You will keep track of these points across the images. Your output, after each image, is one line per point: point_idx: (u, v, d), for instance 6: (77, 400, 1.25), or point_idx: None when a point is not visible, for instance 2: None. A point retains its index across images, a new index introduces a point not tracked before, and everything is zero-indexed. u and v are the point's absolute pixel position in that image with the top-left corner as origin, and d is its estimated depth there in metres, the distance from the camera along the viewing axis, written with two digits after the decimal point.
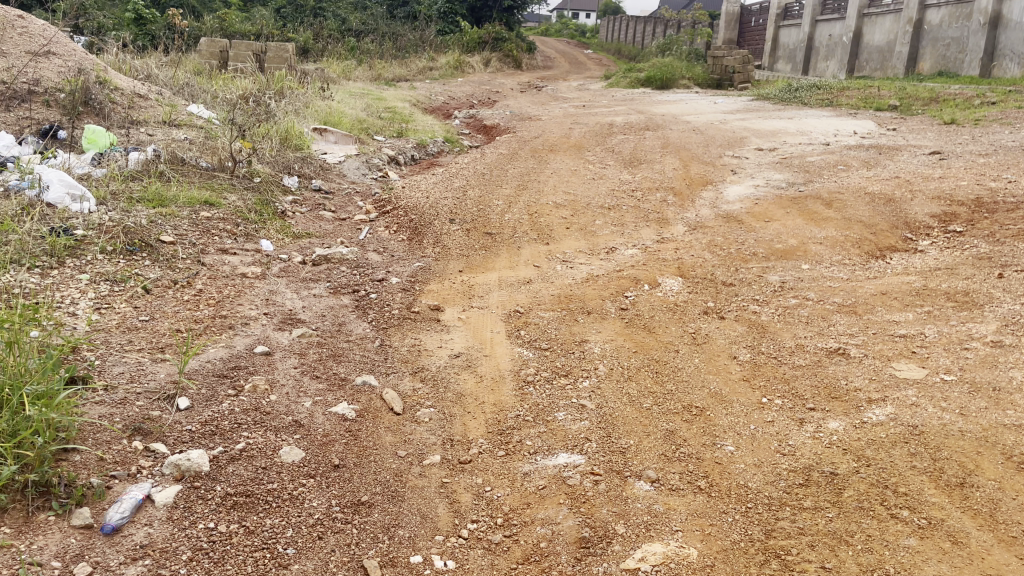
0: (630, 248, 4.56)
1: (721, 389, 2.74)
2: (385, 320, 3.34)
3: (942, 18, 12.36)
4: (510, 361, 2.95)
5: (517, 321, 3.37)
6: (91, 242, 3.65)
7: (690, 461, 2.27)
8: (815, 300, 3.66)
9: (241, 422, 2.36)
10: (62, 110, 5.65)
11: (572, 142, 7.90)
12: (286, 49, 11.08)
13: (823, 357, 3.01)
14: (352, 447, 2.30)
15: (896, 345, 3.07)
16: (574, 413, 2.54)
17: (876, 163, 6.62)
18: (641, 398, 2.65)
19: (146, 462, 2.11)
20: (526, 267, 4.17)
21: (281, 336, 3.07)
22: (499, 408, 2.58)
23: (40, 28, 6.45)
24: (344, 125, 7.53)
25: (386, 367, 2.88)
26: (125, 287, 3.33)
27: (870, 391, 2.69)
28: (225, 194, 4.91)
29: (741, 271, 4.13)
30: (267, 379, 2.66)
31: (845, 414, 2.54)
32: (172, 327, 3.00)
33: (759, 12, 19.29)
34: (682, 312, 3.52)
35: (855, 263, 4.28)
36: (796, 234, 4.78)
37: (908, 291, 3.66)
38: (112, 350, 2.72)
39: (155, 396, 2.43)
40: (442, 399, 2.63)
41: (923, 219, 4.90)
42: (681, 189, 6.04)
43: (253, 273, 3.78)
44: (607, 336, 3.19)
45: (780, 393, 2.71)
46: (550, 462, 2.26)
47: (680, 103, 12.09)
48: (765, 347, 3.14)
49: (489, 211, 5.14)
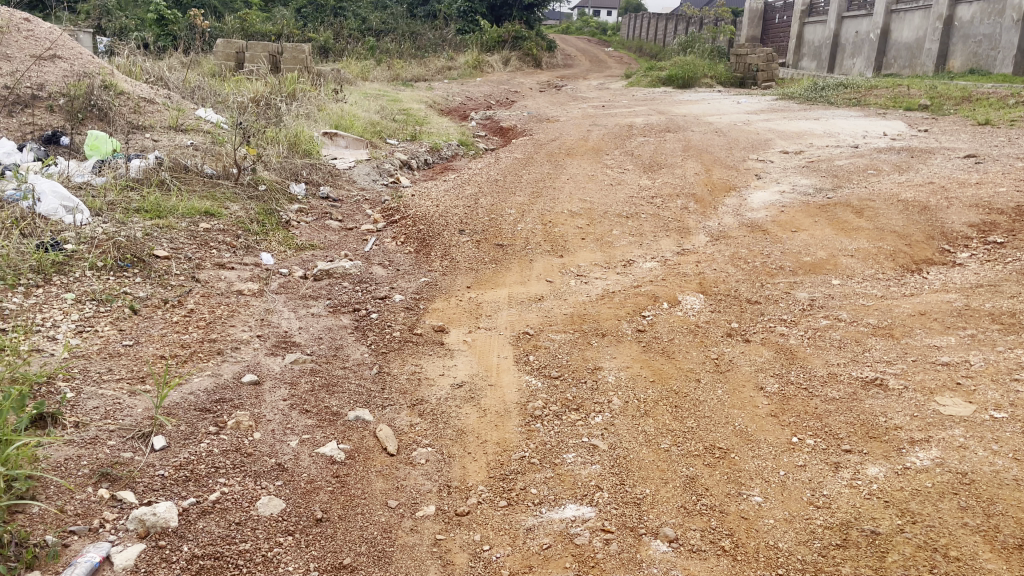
0: (649, 261, 4.32)
1: (747, 426, 2.51)
2: (385, 344, 3.13)
3: (974, 15, 11.98)
4: (516, 393, 2.72)
5: (526, 344, 3.15)
6: (81, 257, 3.47)
7: (713, 515, 2.04)
8: (848, 321, 3.40)
9: (220, 466, 2.16)
10: (65, 116, 5.50)
11: (590, 145, 7.66)
12: (302, 50, 10.91)
13: (859, 389, 2.76)
14: (338, 497, 2.09)
15: (938, 375, 2.81)
16: (584, 454, 2.32)
17: (908, 167, 6.34)
18: (659, 437, 2.41)
19: (110, 514, 1.91)
20: (538, 282, 3.95)
21: (273, 362, 2.87)
22: (502, 449, 2.36)
23: (46, 31, 6.32)
24: (356, 129, 7.34)
25: (383, 399, 2.66)
26: (112, 308, 3.13)
27: (912, 430, 2.44)
28: (227, 204, 4.72)
29: (767, 287, 3.88)
30: (253, 415, 2.45)
31: (885, 458, 2.30)
32: (157, 352, 2.80)
33: (783, 10, 18.90)
34: (704, 334, 3.28)
35: (889, 278, 4.01)
36: (825, 246, 4.52)
37: (949, 312, 3.40)
38: (88, 380, 2.52)
39: (128, 435, 2.23)
40: (441, 437, 2.42)
41: (961, 229, 4.62)
42: (702, 196, 5.79)
43: (249, 291, 3.59)
44: (622, 363, 2.96)
45: (812, 432, 2.47)
46: (556, 516, 2.04)
47: (703, 103, 11.77)
48: (795, 376, 2.89)
49: (501, 221, 4.91)
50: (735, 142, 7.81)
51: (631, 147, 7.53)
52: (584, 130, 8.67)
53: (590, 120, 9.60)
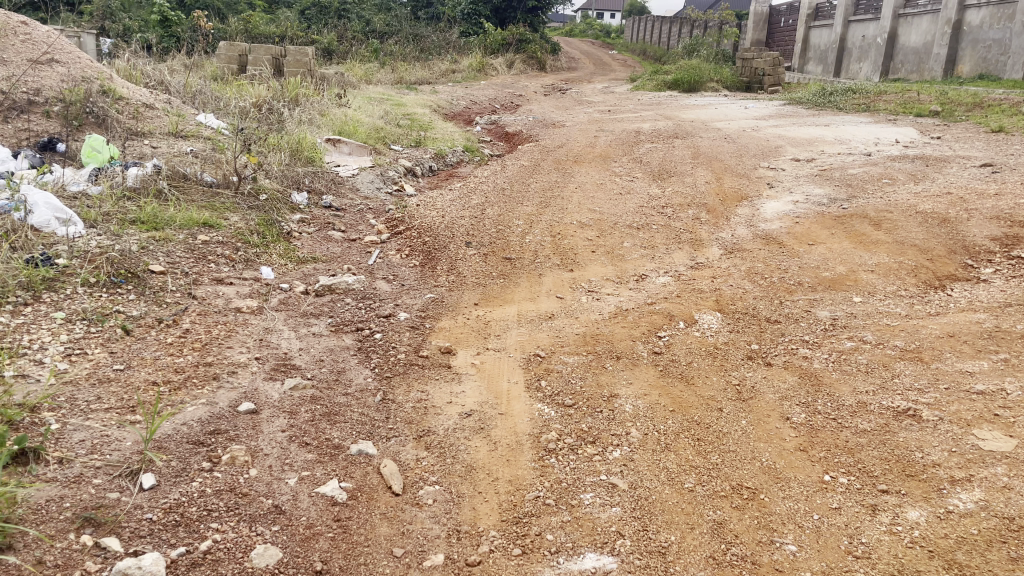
0: (662, 276, 4.17)
1: (775, 462, 2.36)
2: (389, 367, 2.98)
3: (983, 19, 11.82)
4: (528, 423, 2.58)
5: (537, 368, 2.99)
6: (72, 272, 3.32)
7: (744, 568, 1.90)
8: (874, 344, 3.24)
9: (212, 509, 2.02)
10: (61, 121, 5.35)
11: (597, 152, 7.51)
12: (306, 53, 10.72)
13: (890, 420, 2.61)
14: (340, 544, 1.95)
15: (974, 405, 2.65)
16: (603, 495, 2.17)
17: (924, 176, 6.18)
18: (682, 475, 2.27)
19: (93, 565, 1.76)
20: (548, 299, 3.80)
21: (271, 388, 2.72)
22: (514, 488, 2.21)
23: (44, 34, 6.18)
24: (359, 134, 7.19)
25: (387, 430, 2.52)
26: (103, 328, 2.98)
27: (951, 468, 2.30)
28: (227, 214, 4.58)
29: (787, 304, 3.73)
30: (249, 448, 2.31)
31: (925, 500, 2.15)
32: (149, 378, 2.65)
33: (788, 12, 18.76)
34: (723, 357, 3.13)
35: (912, 295, 3.86)
36: (844, 260, 4.36)
37: (979, 334, 3.24)
38: (75, 411, 2.36)
39: (116, 473, 2.09)
40: (449, 474, 2.27)
41: (983, 242, 4.47)
42: (714, 205, 5.63)
43: (248, 308, 3.44)
44: (639, 390, 2.80)
45: (845, 469, 2.32)
46: (574, 567, 1.90)
47: (711, 107, 11.61)
48: (822, 405, 2.73)
49: (508, 232, 4.76)
50: (745, 149, 7.66)
51: (639, 154, 7.39)
52: (591, 136, 8.53)
53: (597, 125, 9.46)
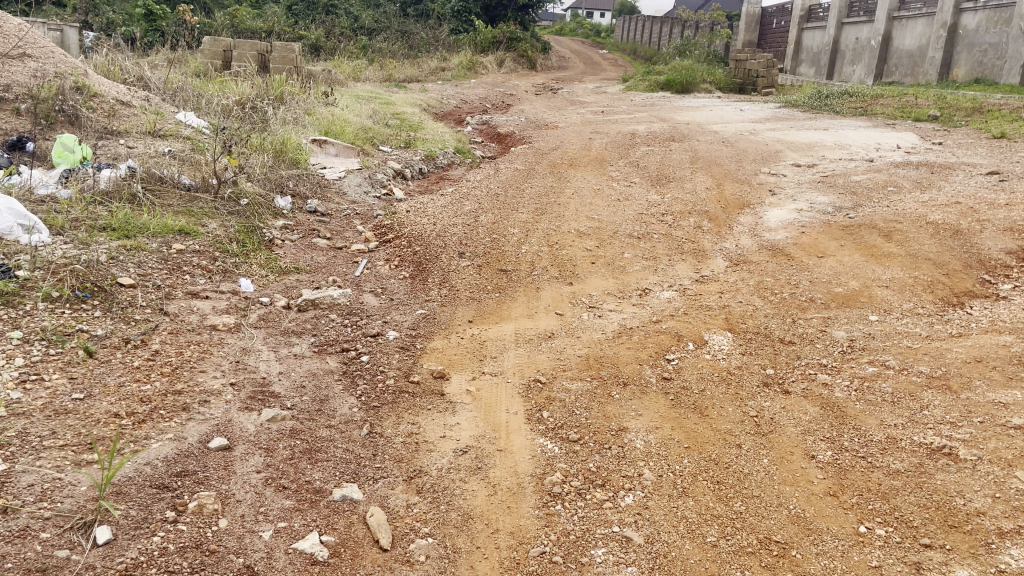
0: (667, 290, 3.95)
1: (804, 509, 2.14)
2: (376, 395, 2.73)
3: (979, 23, 11.65)
4: (529, 461, 2.35)
5: (538, 395, 2.76)
6: (34, 286, 3.05)
7: None
8: (897, 369, 3.01)
9: (175, 570, 1.77)
10: (31, 120, 5.05)
11: (593, 155, 7.26)
12: (293, 49, 10.28)
13: (924, 459, 2.38)
14: None
15: (1013, 442, 2.41)
16: (616, 551, 1.96)
17: (930, 185, 5.98)
18: (704, 527, 2.06)
19: None
20: (547, 316, 3.57)
21: (246, 419, 2.47)
22: (517, 542, 2.00)
23: (15, 27, 5.87)
24: (347, 135, 6.92)
25: (375, 470, 2.28)
26: (63, 350, 2.71)
27: (997, 517, 2.07)
28: (205, 220, 4.31)
29: (801, 324, 3.51)
30: (219, 494, 2.07)
31: (973, 558, 1.93)
32: (111, 410, 2.39)
33: (780, 14, 18.58)
34: (738, 384, 2.90)
35: (930, 313, 3.65)
36: (857, 274, 4.14)
37: (1008, 358, 3.00)
38: (26, 449, 2.11)
39: (67, 526, 1.83)
40: (444, 524, 2.04)
41: (998, 256, 4.28)
42: (716, 213, 5.42)
43: (225, 325, 3.19)
44: (650, 423, 2.57)
45: (881, 518, 2.10)
46: None
47: (705, 110, 11.37)
48: (849, 441, 2.51)
49: (504, 242, 4.52)
50: (744, 154, 7.44)
51: (636, 158, 7.16)
52: (586, 138, 8.27)
53: (591, 127, 9.23)
